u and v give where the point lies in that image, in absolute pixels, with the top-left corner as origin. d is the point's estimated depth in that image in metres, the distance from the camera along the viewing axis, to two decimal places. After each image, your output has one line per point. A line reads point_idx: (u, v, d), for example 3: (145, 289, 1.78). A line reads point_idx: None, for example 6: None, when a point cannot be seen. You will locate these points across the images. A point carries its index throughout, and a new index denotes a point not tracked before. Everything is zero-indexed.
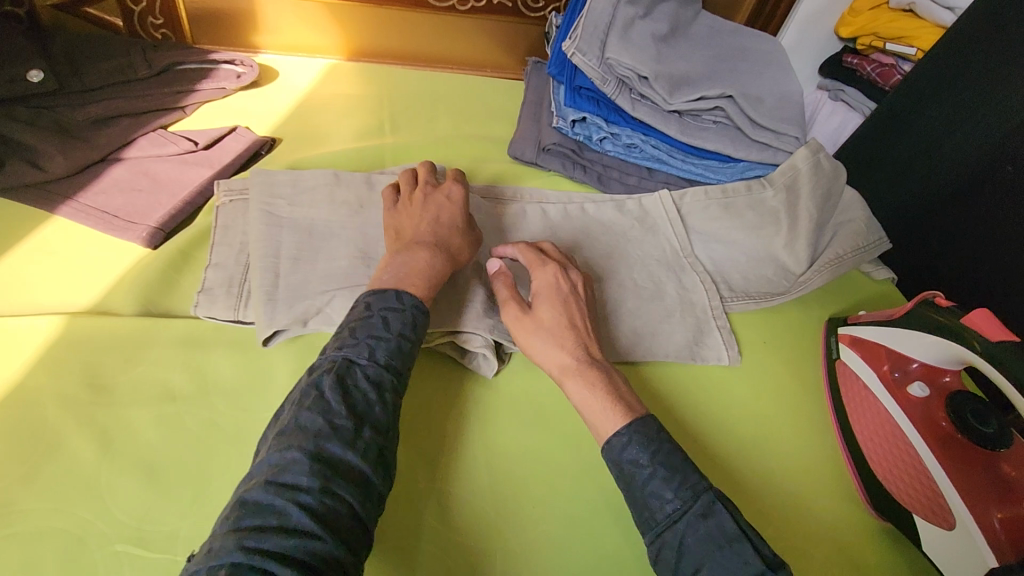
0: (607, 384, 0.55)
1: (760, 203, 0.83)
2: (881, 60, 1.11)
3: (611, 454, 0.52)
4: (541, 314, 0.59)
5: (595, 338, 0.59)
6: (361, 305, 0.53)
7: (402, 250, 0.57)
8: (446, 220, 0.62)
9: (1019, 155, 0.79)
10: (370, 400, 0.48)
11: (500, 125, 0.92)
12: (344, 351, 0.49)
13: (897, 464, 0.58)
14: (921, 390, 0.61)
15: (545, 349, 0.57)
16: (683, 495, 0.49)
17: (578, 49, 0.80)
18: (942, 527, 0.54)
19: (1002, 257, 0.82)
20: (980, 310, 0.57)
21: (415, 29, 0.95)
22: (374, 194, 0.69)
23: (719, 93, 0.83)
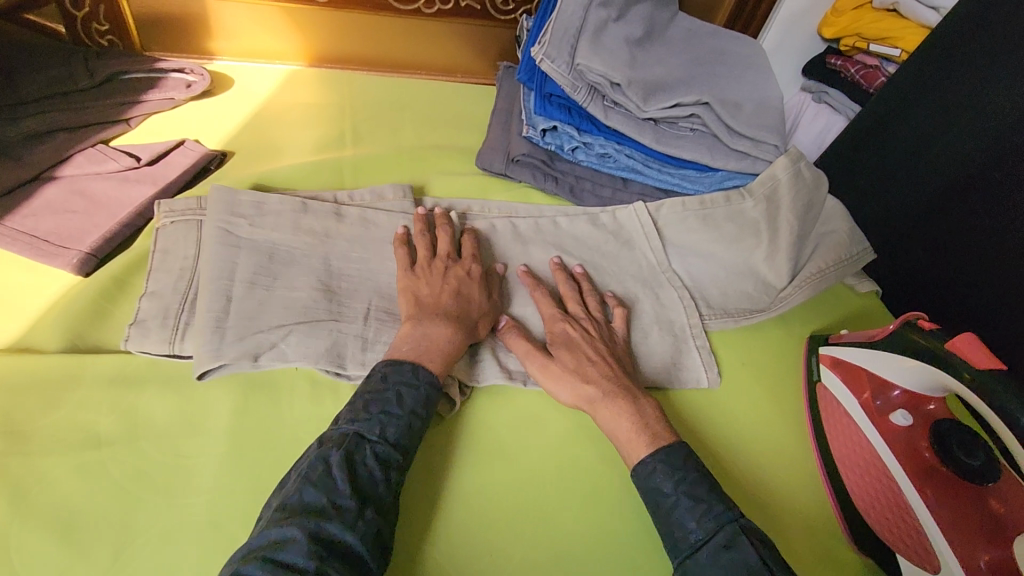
0: (632, 414, 0.56)
1: (740, 215, 0.79)
2: (864, 61, 1.08)
3: (639, 480, 0.53)
4: (566, 354, 0.60)
5: (618, 366, 0.61)
6: (377, 376, 0.52)
7: (425, 323, 0.56)
8: (471, 295, 0.60)
9: (1008, 161, 0.76)
10: (375, 481, 0.47)
11: (468, 134, 0.88)
12: (356, 426, 0.49)
13: (880, 500, 0.55)
14: (904, 419, 0.58)
15: (570, 384, 0.58)
16: (708, 525, 0.49)
17: (547, 55, 0.76)
18: (925, 569, 0.51)
19: (991, 267, 0.78)
20: (966, 335, 0.53)
21: (380, 33, 0.90)
22: (340, 220, 0.64)
23: (695, 99, 0.79)
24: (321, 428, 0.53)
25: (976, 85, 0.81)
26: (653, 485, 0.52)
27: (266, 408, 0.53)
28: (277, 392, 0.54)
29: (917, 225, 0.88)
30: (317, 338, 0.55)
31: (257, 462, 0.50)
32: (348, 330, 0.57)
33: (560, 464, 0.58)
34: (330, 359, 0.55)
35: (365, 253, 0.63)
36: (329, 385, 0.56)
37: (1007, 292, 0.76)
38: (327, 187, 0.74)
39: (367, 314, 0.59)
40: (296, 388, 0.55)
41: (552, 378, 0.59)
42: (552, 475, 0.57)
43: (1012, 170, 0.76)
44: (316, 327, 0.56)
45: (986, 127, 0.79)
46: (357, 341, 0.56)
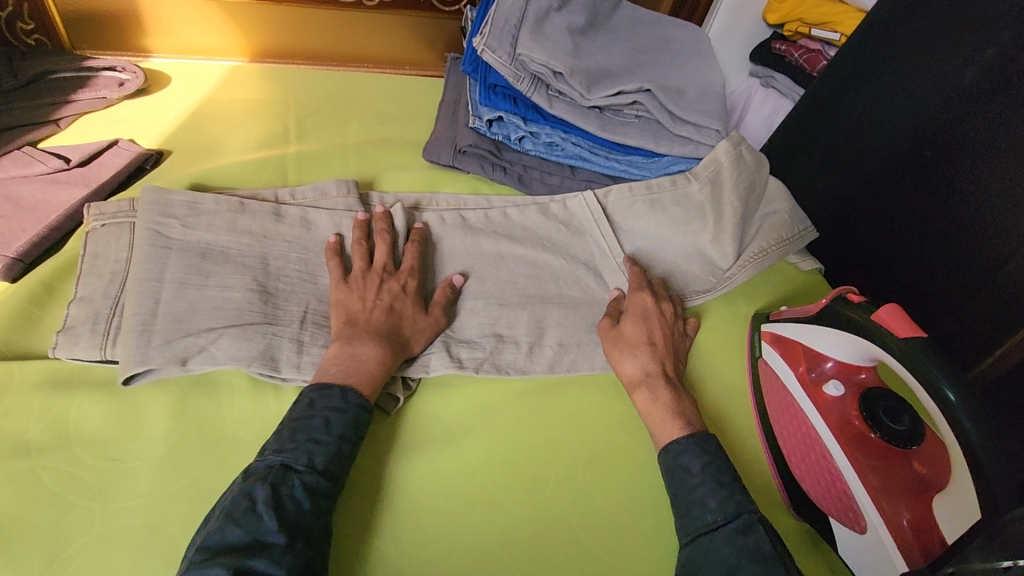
0: (672, 401, 0.60)
1: (686, 198, 0.80)
2: (807, 46, 1.10)
3: (667, 458, 0.56)
4: (642, 331, 0.65)
5: (671, 357, 0.65)
6: (304, 402, 0.52)
7: (353, 343, 0.56)
8: (407, 314, 0.60)
9: (937, 140, 0.80)
10: (303, 512, 0.47)
11: (415, 125, 0.88)
12: (281, 457, 0.49)
13: (815, 468, 0.57)
14: (836, 389, 0.61)
15: (631, 354, 0.63)
16: (727, 508, 0.52)
17: (487, 46, 0.76)
18: (854, 530, 0.53)
19: (925, 240, 0.83)
20: (890, 306, 0.55)
21: (323, 27, 0.89)
22: (280, 220, 0.64)
23: (637, 87, 0.80)
24: (260, 427, 0.53)
25: (906, 67, 0.83)
26: (681, 463, 0.55)
27: (203, 407, 0.53)
28: (216, 391, 0.54)
29: (856, 204, 0.91)
30: (248, 341, 0.54)
31: (196, 462, 0.50)
32: (281, 333, 0.57)
33: (512, 450, 0.59)
34: (262, 361, 0.54)
35: (308, 253, 0.63)
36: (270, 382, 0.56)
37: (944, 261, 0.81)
38: (270, 184, 0.73)
39: (302, 318, 0.59)
40: (238, 388, 0.55)
41: (618, 344, 0.64)
42: (503, 461, 0.58)
43: (941, 149, 0.80)
44: (247, 331, 0.55)
45: (916, 107, 0.82)
46: (291, 344, 0.56)
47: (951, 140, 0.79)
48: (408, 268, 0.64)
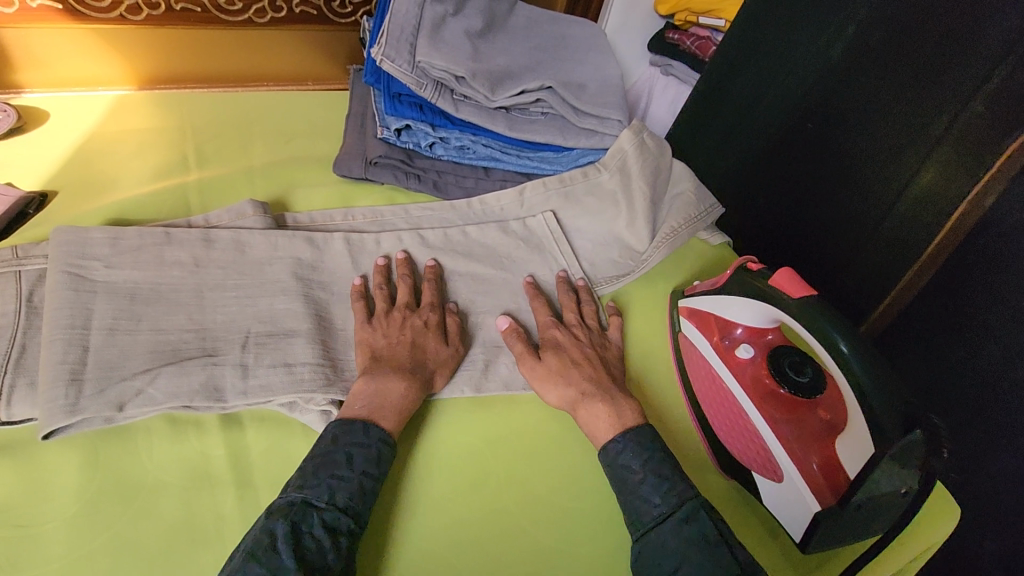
0: (609, 414, 0.59)
1: (598, 188, 0.84)
2: (698, 33, 1.17)
3: (607, 458, 0.57)
4: (564, 357, 0.64)
5: (604, 371, 0.64)
6: (327, 438, 0.51)
7: (380, 377, 0.56)
8: (428, 347, 0.62)
9: (817, 112, 0.87)
10: (324, 551, 0.45)
11: (322, 141, 0.86)
12: (303, 494, 0.48)
13: (735, 427, 0.61)
14: (747, 352, 0.65)
15: (550, 386, 0.62)
16: (669, 501, 0.53)
17: (385, 55, 0.77)
18: (772, 479, 0.57)
19: (818, 205, 0.90)
20: (784, 270, 0.60)
21: (216, 48, 0.86)
22: (211, 247, 0.62)
23: (538, 84, 0.82)
24: (186, 470, 0.51)
25: (781, 49, 0.90)
26: (622, 463, 0.56)
27: (122, 456, 0.51)
28: (134, 439, 0.52)
29: (757, 178, 0.98)
30: (187, 376, 0.52)
31: (116, 515, 0.48)
32: (224, 363, 0.54)
33: (482, 459, 0.60)
34: (205, 395, 0.52)
35: (222, 281, 0.61)
36: (192, 421, 0.54)
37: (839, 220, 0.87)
38: (174, 215, 0.70)
39: (245, 342, 0.57)
40: (156, 431, 0.53)
41: (544, 378, 0.63)
42: (471, 471, 0.59)
43: (821, 120, 0.87)
44: (185, 365, 0.53)
45: (795, 83, 0.89)
46: (235, 369, 0.54)
47: (827, 111, 0.86)
48: (428, 300, 0.66)
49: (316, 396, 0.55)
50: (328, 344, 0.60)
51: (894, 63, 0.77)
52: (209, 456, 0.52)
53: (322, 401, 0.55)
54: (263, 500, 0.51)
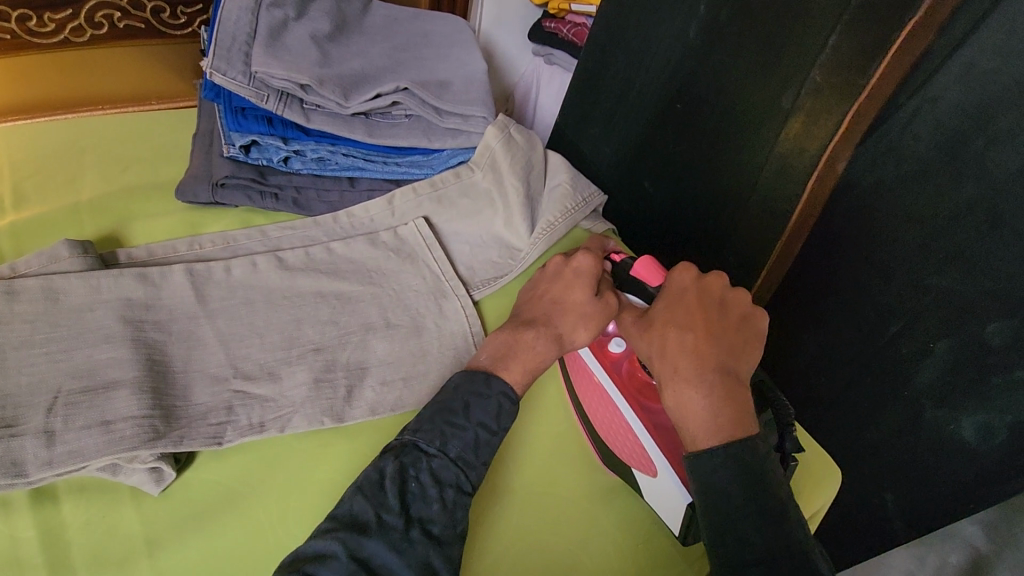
0: (707, 404, 0.51)
1: (472, 188, 0.82)
2: (574, 21, 1.16)
3: (698, 469, 0.49)
4: (682, 319, 0.56)
5: (723, 343, 0.55)
6: (451, 386, 0.56)
7: (508, 331, 0.60)
8: (574, 299, 0.61)
9: (684, 92, 0.88)
10: (428, 498, 0.50)
11: (166, 165, 0.79)
12: (416, 437, 0.53)
13: (611, 425, 0.60)
14: (618, 347, 0.63)
15: (650, 343, 0.56)
16: (769, 542, 0.46)
17: (216, 68, 0.71)
18: (648, 474, 0.57)
19: (698, 183, 0.90)
20: (644, 259, 0.63)
21: (35, 73, 0.77)
22: (15, 300, 0.56)
23: (393, 86, 0.78)
24: None
25: (645, 32, 0.91)
26: (715, 483, 0.48)
27: None
28: None
29: (639, 163, 0.98)
30: None
31: None
32: (24, 432, 0.49)
33: (545, 482, 0.62)
34: (1, 471, 0.47)
35: (32, 336, 0.55)
36: None
37: (719, 196, 0.87)
38: None
39: (52, 404, 0.51)
40: None
41: (647, 330, 0.57)
42: (544, 499, 0.60)
43: (688, 100, 0.87)
44: None
45: (662, 65, 0.90)
46: (38, 438, 0.48)
47: (691, 90, 0.87)
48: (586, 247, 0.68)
49: (139, 452, 0.49)
50: (159, 392, 0.54)
51: (746, 39, 0.78)
52: (15, 538, 0.47)
53: (149, 458, 0.50)
54: None
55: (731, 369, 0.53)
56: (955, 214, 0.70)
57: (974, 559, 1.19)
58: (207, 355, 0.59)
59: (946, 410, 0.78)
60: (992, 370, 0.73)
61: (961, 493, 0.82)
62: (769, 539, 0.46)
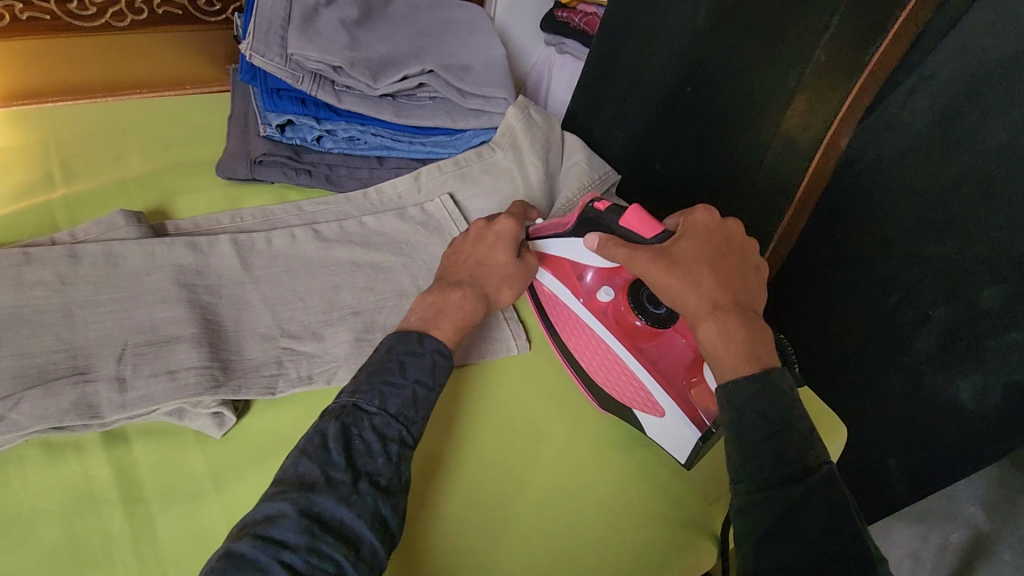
0: (744, 340, 0.54)
1: (493, 166, 0.85)
2: (585, 10, 1.22)
3: (733, 397, 0.52)
4: (712, 258, 0.58)
5: (741, 284, 0.58)
6: (382, 349, 0.56)
7: (437, 292, 0.62)
8: (496, 261, 0.66)
9: (694, 76, 0.92)
10: (374, 453, 0.50)
11: (204, 144, 0.83)
12: (355, 398, 0.52)
13: (610, 370, 0.66)
14: (606, 294, 0.67)
15: (688, 278, 0.57)
16: (799, 461, 0.49)
17: (255, 50, 0.75)
18: (654, 415, 0.64)
19: (707, 163, 0.94)
20: (635, 209, 0.61)
21: (78, 57, 0.81)
22: (78, 262, 0.60)
23: (420, 69, 0.82)
24: (63, 495, 0.50)
25: (656, 18, 0.95)
26: (755, 408, 0.51)
27: None
28: (5, 469, 0.50)
29: (650, 145, 1.02)
30: (55, 396, 0.51)
31: None
32: (96, 379, 0.53)
33: (504, 425, 0.65)
34: (78, 413, 0.51)
35: (96, 297, 0.59)
36: (71, 442, 0.53)
37: (726, 174, 0.91)
38: (37, 234, 0.67)
39: (121, 354, 0.55)
40: (31, 458, 0.51)
41: (678, 266, 0.57)
42: (502, 441, 0.63)
43: (698, 83, 0.91)
44: (52, 386, 0.51)
45: (673, 50, 0.94)
46: (110, 384, 0.53)
47: (701, 73, 0.91)
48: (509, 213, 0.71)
49: (203, 398, 0.54)
50: (215, 347, 0.58)
51: (753, 24, 0.82)
52: (91, 477, 0.51)
53: (212, 403, 0.55)
54: (154, 515, 0.50)
55: (753, 304, 0.58)
56: (951, 186, 0.74)
57: (974, 537, 1.22)
58: (256, 317, 0.63)
59: (944, 375, 0.82)
60: (987, 334, 0.76)
61: (960, 456, 0.86)
62: (803, 455, 0.49)
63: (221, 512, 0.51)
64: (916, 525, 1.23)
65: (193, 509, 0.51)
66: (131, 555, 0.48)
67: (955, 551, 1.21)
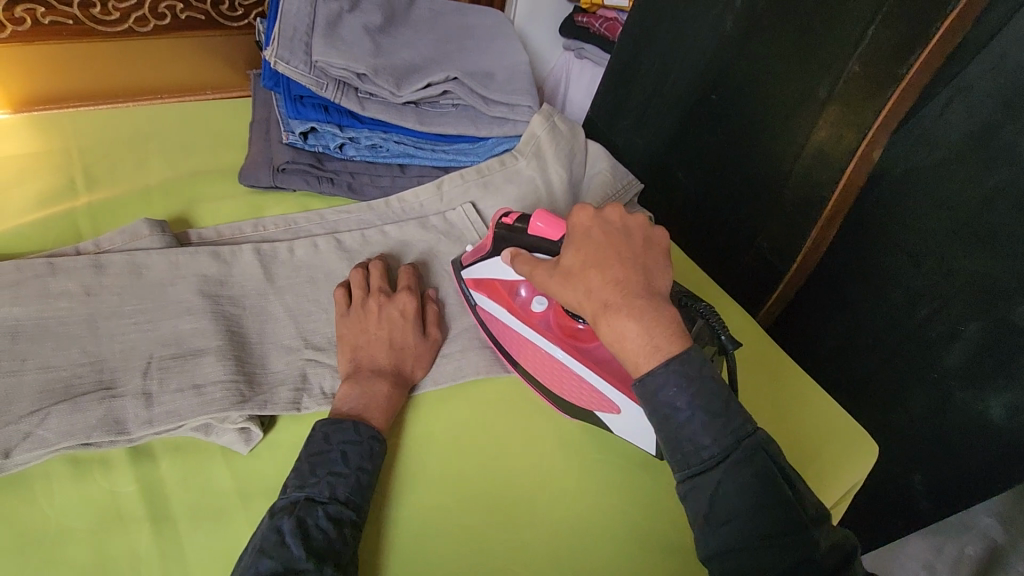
0: (642, 332, 0.48)
1: (516, 175, 0.84)
2: (606, 16, 1.18)
3: (647, 392, 0.48)
4: (594, 253, 0.52)
5: (638, 268, 0.52)
6: (319, 437, 0.53)
7: (363, 382, 0.58)
8: (406, 340, 0.62)
9: (718, 84, 0.91)
10: (332, 540, 0.47)
11: (225, 151, 0.82)
12: (305, 492, 0.49)
13: (557, 375, 0.63)
14: (541, 304, 0.66)
15: (573, 284, 0.52)
16: (723, 441, 0.47)
17: (279, 57, 0.74)
18: (612, 411, 0.61)
19: (730, 173, 0.93)
20: (540, 214, 0.60)
21: (99, 63, 0.80)
22: (102, 272, 0.59)
23: (444, 76, 0.81)
24: (90, 512, 0.49)
25: (680, 24, 0.93)
26: (664, 400, 0.48)
27: (18, 508, 0.48)
28: (31, 485, 0.49)
29: (670, 153, 1.01)
30: (82, 411, 0.50)
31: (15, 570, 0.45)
32: (124, 394, 0.52)
33: (471, 451, 0.61)
34: (105, 429, 0.50)
35: (122, 308, 0.58)
36: (98, 457, 0.52)
37: (750, 184, 0.90)
38: (60, 243, 0.67)
39: (147, 368, 0.54)
40: (57, 474, 0.50)
41: (567, 275, 0.53)
42: (468, 470, 0.60)
43: (723, 92, 0.90)
44: (79, 401, 0.50)
45: (697, 57, 0.92)
46: (137, 399, 0.52)
47: (726, 81, 0.89)
48: (405, 283, 0.67)
49: (230, 413, 0.53)
50: (241, 360, 0.58)
51: (782, 31, 0.81)
52: (118, 493, 0.50)
53: (238, 418, 0.54)
54: (182, 532, 0.49)
55: (655, 289, 0.51)
56: (988, 198, 0.72)
57: (990, 548, 1.20)
58: (280, 328, 0.62)
59: (974, 391, 0.81)
60: (1019, 351, 0.75)
61: (987, 473, 0.84)
62: (720, 439, 0.47)
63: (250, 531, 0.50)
64: (932, 536, 1.21)
65: (220, 527, 0.50)
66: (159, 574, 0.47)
67: (972, 565, 1.19)
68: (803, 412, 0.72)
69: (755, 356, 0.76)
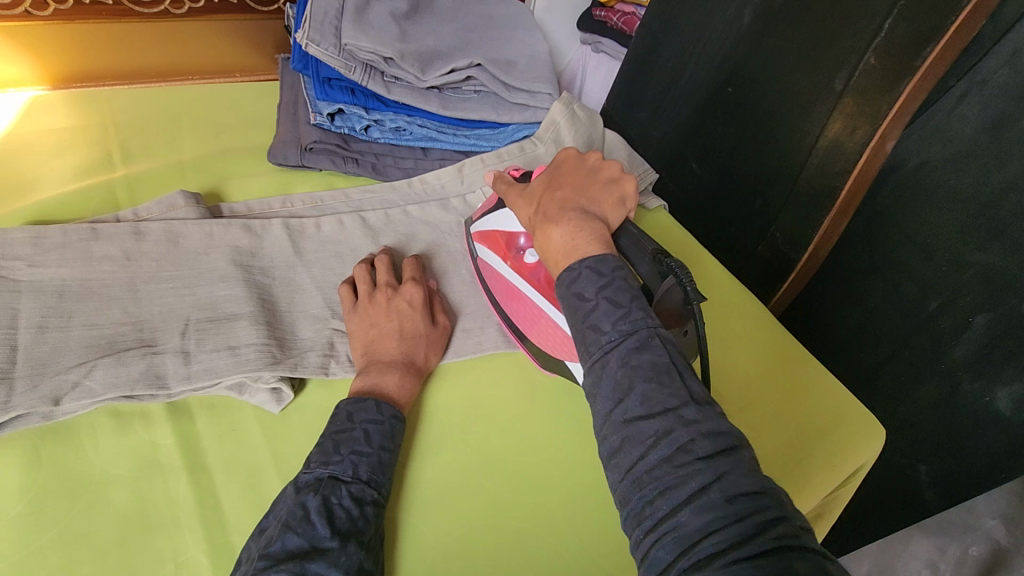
0: (563, 234, 0.52)
1: (535, 160, 0.86)
2: (623, 9, 1.21)
3: (564, 288, 0.50)
4: (552, 180, 0.59)
5: (589, 196, 0.57)
6: (342, 415, 0.54)
7: (374, 374, 0.58)
8: (415, 329, 0.62)
9: (734, 77, 0.93)
10: (354, 517, 0.48)
11: (254, 131, 0.85)
12: (330, 469, 0.50)
13: (539, 328, 0.64)
14: (532, 257, 0.66)
15: (529, 204, 0.60)
16: (622, 327, 0.45)
17: (310, 40, 0.76)
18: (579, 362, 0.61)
19: (743, 163, 0.95)
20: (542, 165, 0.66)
21: (133, 42, 0.82)
22: (141, 239, 0.62)
23: (467, 62, 0.84)
24: (130, 461, 0.51)
25: (699, 19, 0.95)
26: (575, 291, 0.48)
27: (63, 454, 0.51)
28: (75, 434, 0.52)
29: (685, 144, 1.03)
30: (126, 365, 0.53)
31: (60, 513, 0.48)
32: (163, 351, 0.55)
33: (481, 425, 0.63)
34: (147, 382, 0.53)
35: (161, 273, 0.61)
36: (138, 411, 0.54)
37: (763, 175, 0.92)
38: (99, 212, 0.70)
39: (184, 329, 0.57)
40: (99, 425, 0.53)
41: (525, 198, 0.61)
42: (478, 442, 0.62)
43: (738, 84, 0.92)
44: (122, 356, 0.53)
45: (715, 50, 0.94)
46: (176, 357, 0.55)
47: (742, 75, 0.91)
48: (411, 274, 0.67)
49: (263, 373, 0.56)
50: (272, 325, 0.60)
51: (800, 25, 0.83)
52: (157, 445, 0.53)
53: (271, 378, 0.56)
54: (217, 483, 0.52)
55: (594, 209, 0.55)
56: (1001, 192, 0.73)
57: (994, 550, 1.21)
58: (308, 298, 0.65)
59: (982, 382, 0.82)
60: None
61: (993, 464, 0.85)
62: (618, 323, 0.46)
63: (279, 484, 0.53)
64: (936, 536, 1.22)
65: (253, 479, 0.53)
66: (195, 521, 0.49)
67: (975, 565, 1.20)
68: (807, 400, 0.73)
69: (761, 343, 0.78)
